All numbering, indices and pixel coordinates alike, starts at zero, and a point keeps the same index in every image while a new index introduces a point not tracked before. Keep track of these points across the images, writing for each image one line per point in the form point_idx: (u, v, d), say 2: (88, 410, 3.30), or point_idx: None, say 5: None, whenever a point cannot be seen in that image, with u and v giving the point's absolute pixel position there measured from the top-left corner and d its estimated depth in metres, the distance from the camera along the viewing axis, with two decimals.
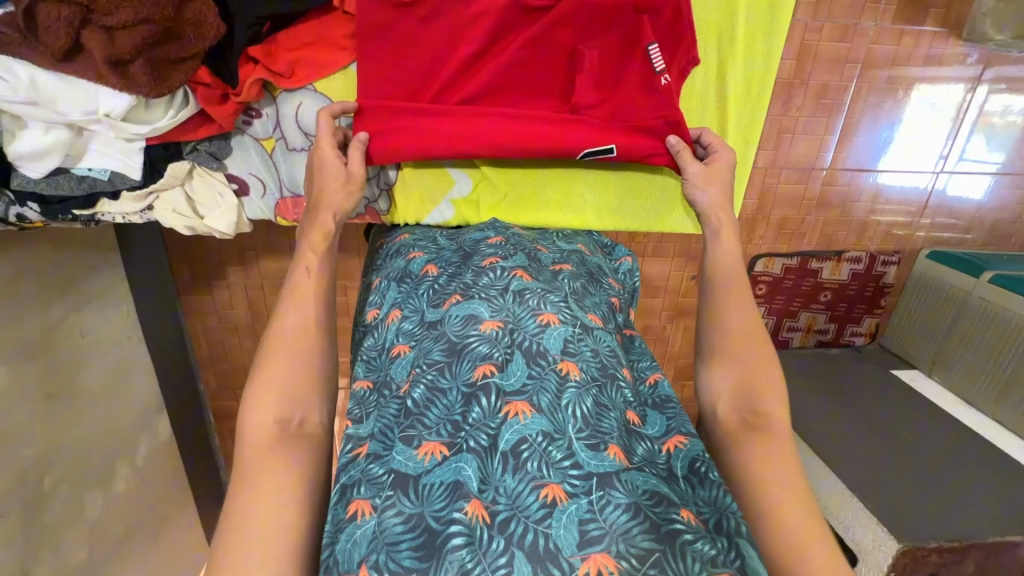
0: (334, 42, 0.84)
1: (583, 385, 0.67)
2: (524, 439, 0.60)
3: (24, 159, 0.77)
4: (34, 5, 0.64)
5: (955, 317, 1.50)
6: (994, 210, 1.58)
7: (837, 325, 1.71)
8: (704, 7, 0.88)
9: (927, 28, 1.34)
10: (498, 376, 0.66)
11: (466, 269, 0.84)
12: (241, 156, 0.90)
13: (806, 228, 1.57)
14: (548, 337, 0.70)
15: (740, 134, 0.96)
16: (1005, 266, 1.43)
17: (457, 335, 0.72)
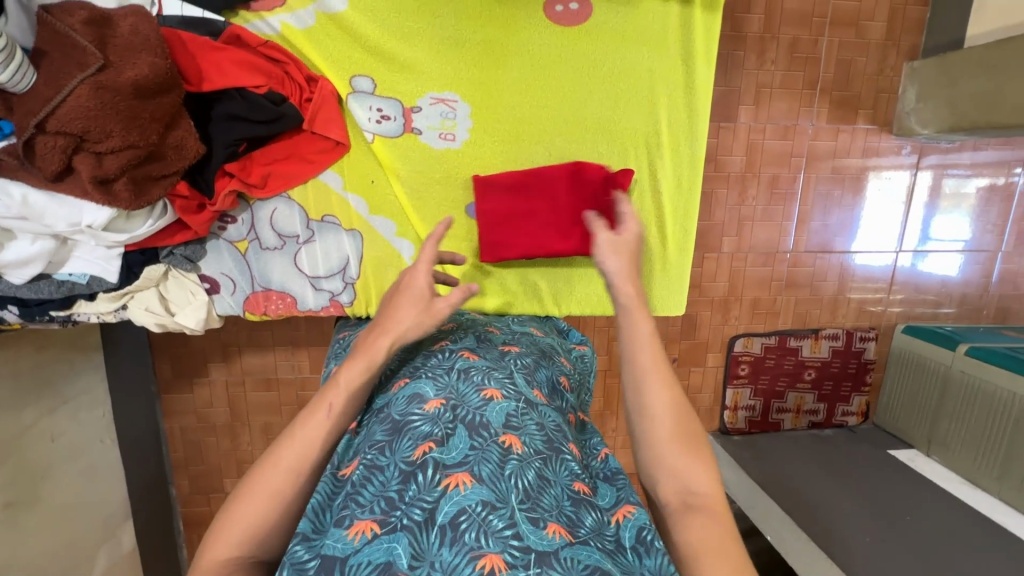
0: (304, 158, 0.95)
1: (527, 458, 0.64)
2: (463, 509, 0.57)
3: (8, 266, 0.83)
4: (34, 137, 0.73)
5: (941, 393, 1.41)
6: (959, 285, 1.56)
7: (826, 405, 1.59)
8: (631, 121, 1.00)
9: (861, 125, 1.43)
10: (438, 451, 0.63)
11: (417, 353, 0.84)
12: (215, 257, 0.97)
13: (778, 308, 1.52)
14: (490, 411, 0.68)
15: (677, 218, 1.05)
16: (981, 339, 1.38)
17: (400, 413, 0.69)
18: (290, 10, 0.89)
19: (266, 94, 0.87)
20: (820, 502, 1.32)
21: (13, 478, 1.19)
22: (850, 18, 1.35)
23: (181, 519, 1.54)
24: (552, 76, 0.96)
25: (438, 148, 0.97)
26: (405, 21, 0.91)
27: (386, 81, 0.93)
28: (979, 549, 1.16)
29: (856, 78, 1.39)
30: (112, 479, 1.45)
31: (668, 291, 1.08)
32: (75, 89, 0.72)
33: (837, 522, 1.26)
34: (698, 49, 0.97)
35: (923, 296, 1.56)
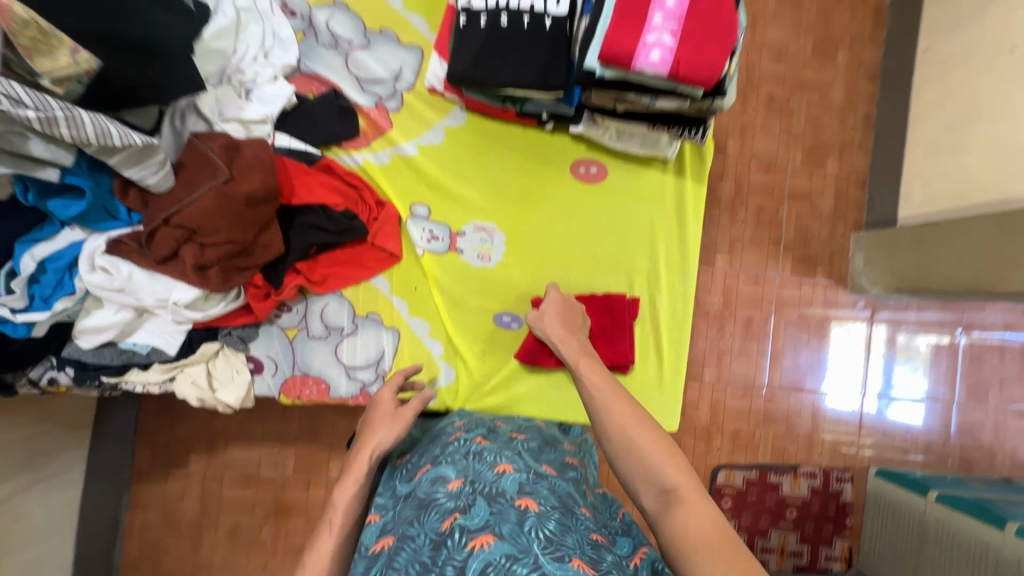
0: (361, 263, 1.11)
1: (543, 513, 0.70)
2: (489, 563, 0.61)
3: (84, 331, 0.94)
4: (157, 228, 0.89)
5: (922, 542, 1.46)
6: (922, 432, 1.72)
7: (809, 546, 1.64)
8: (636, 260, 1.21)
9: (821, 278, 1.69)
10: (463, 517, 0.69)
11: (434, 445, 0.92)
12: (265, 340, 1.08)
13: (758, 442, 1.64)
14: (504, 481, 0.75)
15: (673, 345, 1.21)
16: (949, 487, 1.48)
17: (425, 493, 0.76)
18: (372, 151, 1.12)
19: (342, 211, 1.06)
20: None
21: None
22: (804, 194, 1.69)
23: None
24: (573, 218, 1.19)
25: (475, 266, 1.15)
26: (461, 167, 1.15)
27: (439, 209, 1.14)
28: None
29: (813, 241, 1.69)
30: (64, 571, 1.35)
31: (664, 409, 1.20)
32: (201, 195, 0.89)
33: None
34: (689, 211, 1.22)
35: (890, 438, 1.70)
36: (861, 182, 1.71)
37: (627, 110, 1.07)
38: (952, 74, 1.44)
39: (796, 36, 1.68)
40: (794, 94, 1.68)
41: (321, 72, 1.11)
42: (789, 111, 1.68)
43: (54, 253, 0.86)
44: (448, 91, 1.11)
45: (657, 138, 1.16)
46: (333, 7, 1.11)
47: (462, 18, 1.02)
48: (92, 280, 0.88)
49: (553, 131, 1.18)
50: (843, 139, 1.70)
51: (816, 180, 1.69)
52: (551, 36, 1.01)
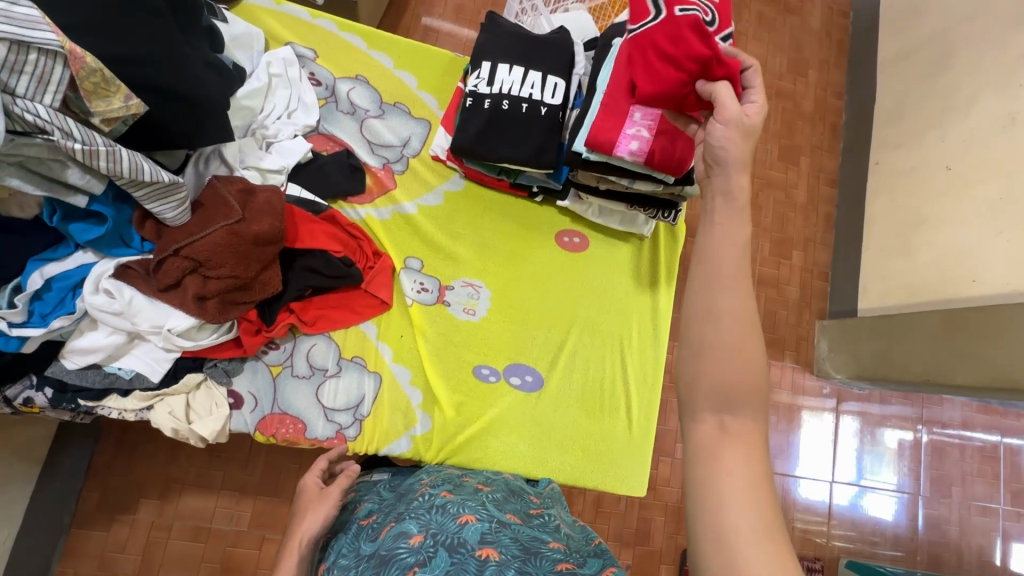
0: (352, 308, 1.16)
1: (505, 562, 0.69)
2: None
3: (73, 351, 0.96)
4: (165, 259, 0.95)
5: None
6: (890, 524, 1.74)
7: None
8: (611, 325, 1.28)
9: (788, 362, 1.78)
10: (423, 571, 0.67)
11: (400, 502, 0.91)
12: (249, 375, 1.10)
13: None
14: (466, 532, 0.74)
15: (644, 410, 1.25)
16: None
17: (387, 549, 0.75)
18: (375, 206, 1.22)
19: (341, 258, 1.13)
20: None
21: None
22: (772, 281, 1.82)
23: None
24: (555, 281, 1.28)
25: (461, 319, 1.21)
26: (455, 227, 1.24)
27: (431, 264, 1.22)
28: None
29: (780, 325, 1.80)
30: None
31: (634, 473, 1.22)
32: (213, 231, 0.96)
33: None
34: (661, 283, 1.32)
35: (859, 529, 1.72)
36: (824, 274, 1.86)
37: (608, 189, 1.19)
38: (900, 185, 1.64)
39: (764, 142, 1.89)
40: (762, 191, 1.87)
41: (336, 134, 1.23)
42: (757, 206, 1.86)
43: (63, 273, 0.91)
44: (450, 160, 1.24)
45: (634, 217, 1.29)
46: (356, 81, 1.26)
47: (469, 100, 1.17)
48: (93, 301, 0.92)
49: (542, 203, 1.30)
50: (806, 234, 1.87)
51: (783, 270, 1.84)
52: (546, 120, 1.15)
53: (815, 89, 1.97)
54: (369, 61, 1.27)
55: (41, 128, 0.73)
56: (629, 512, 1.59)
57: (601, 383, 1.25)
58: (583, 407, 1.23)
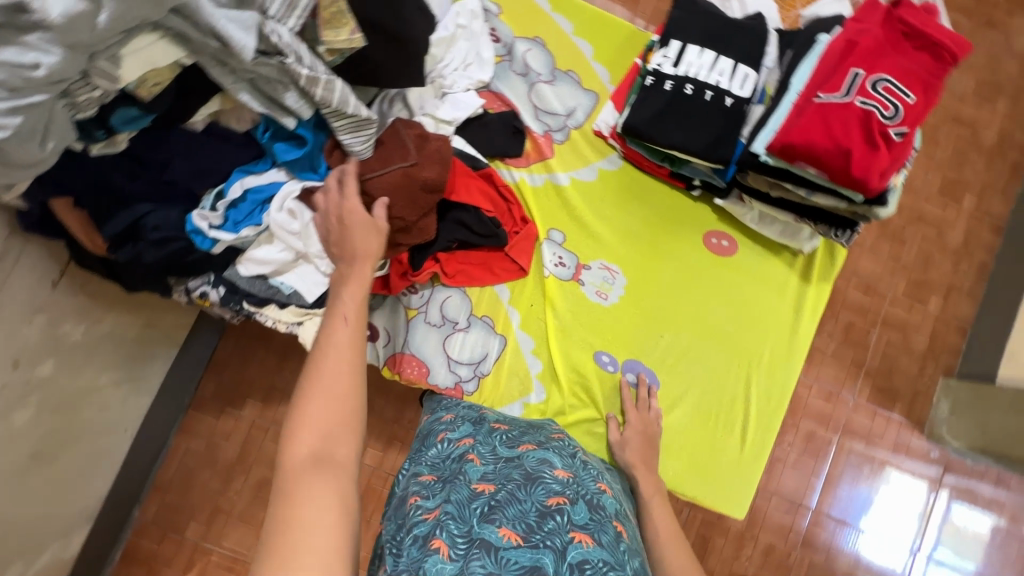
0: (491, 268, 1.18)
1: (631, 549, 0.69)
2: (588, 560, 0.61)
3: (249, 260, 1.06)
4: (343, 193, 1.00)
5: None
6: None
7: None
8: (746, 338, 1.22)
9: (896, 415, 1.63)
10: (570, 507, 0.67)
11: (537, 432, 0.91)
12: (387, 313, 1.16)
13: (791, 563, 1.56)
14: (605, 500, 0.75)
15: (759, 437, 1.20)
16: None
17: (534, 466, 0.74)
18: (529, 172, 1.21)
19: (491, 218, 1.15)
20: None
21: (63, 431, 1.17)
22: (898, 324, 1.65)
23: (121, 551, 1.54)
24: (694, 283, 1.22)
25: (592, 300, 1.20)
26: (604, 208, 1.22)
27: (573, 240, 1.21)
28: None
29: (897, 374, 1.63)
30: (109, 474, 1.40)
31: (734, 493, 1.18)
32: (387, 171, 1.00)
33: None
34: (805, 309, 1.23)
35: None
36: (961, 329, 1.66)
37: (778, 197, 1.09)
38: None
39: (926, 171, 1.68)
40: (912, 225, 1.67)
41: (503, 92, 1.22)
42: (901, 239, 1.67)
43: (257, 186, 1.00)
44: (613, 138, 1.21)
45: (797, 230, 1.19)
46: (532, 42, 1.24)
47: (649, 79, 1.12)
48: (277, 219, 1.00)
49: (696, 198, 1.24)
50: (950, 281, 1.67)
51: (914, 314, 1.65)
52: (728, 112, 1.08)
53: (1000, 120, 1.72)
54: (550, 23, 1.26)
55: (280, 50, 0.78)
56: (687, 525, 1.54)
57: (723, 395, 1.20)
58: (698, 418, 1.19)
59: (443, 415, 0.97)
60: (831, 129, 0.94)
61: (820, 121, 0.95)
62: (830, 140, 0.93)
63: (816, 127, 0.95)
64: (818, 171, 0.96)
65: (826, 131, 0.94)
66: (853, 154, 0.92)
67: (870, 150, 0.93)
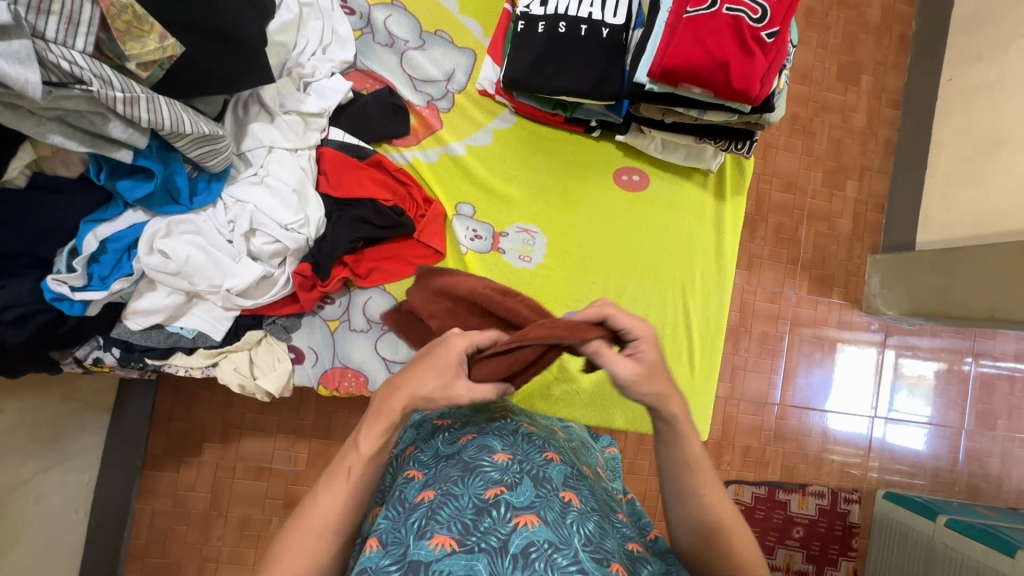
0: (406, 259, 1.11)
1: (585, 511, 0.69)
2: (533, 542, 0.61)
3: (135, 313, 0.95)
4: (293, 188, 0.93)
5: (926, 566, 1.48)
6: (932, 457, 1.73)
7: (815, 567, 1.64)
8: (672, 264, 1.22)
9: (836, 299, 1.70)
10: (509, 492, 0.66)
11: (479, 410, 0.87)
12: (307, 330, 1.08)
13: (768, 457, 1.65)
14: (551, 469, 0.72)
15: (705, 361, 1.22)
16: (957, 512, 1.50)
17: (470, 455, 0.72)
18: (421, 148, 1.14)
19: (392, 207, 1.08)
20: None
21: None
22: (823, 214, 1.70)
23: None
24: (614, 224, 1.20)
25: (516, 266, 1.16)
26: (507, 169, 1.17)
27: (484, 209, 1.16)
28: None
29: (829, 261, 1.70)
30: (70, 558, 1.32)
31: (693, 416, 1.21)
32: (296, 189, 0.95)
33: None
34: (721, 224, 1.24)
35: (898, 461, 1.72)
36: (879, 204, 1.73)
37: (674, 122, 1.08)
38: (977, 103, 1.48)
39: (822, 60, 1.70)
40: (819, 116, 1.70)
41: (374, 69, 1.13)
42: (811, 132, 1.70)
43: (115, 233, 0.88)
44: (500, 94, 1.14)
45: (701, 151, 1.19)
46: (391, 7, 1.14)
47: (521, 23, 1.06)
48: (149, 262, 0.89)
49: (599, 138, 1.20)
50: (862, 162, 1.73)
51: (835, 202, 1.71)
52: (608, 43, 1.04)
53: None
54: None
55: (77, 77, 0.67)
56: None
57: (663, 324, 1.21)
58: None
59: (384, 420, 0.95)
60: (706, 41, 0.91)
61: (694, 36, 0.92)
62: (708, 54, 0.91)
63: (692, 43, 0.92)
64: (705, 89, 0.94)
65: (702, 46, 0.91)
66: (732, 63, 0.90)
67: (748, 57, 0.91)
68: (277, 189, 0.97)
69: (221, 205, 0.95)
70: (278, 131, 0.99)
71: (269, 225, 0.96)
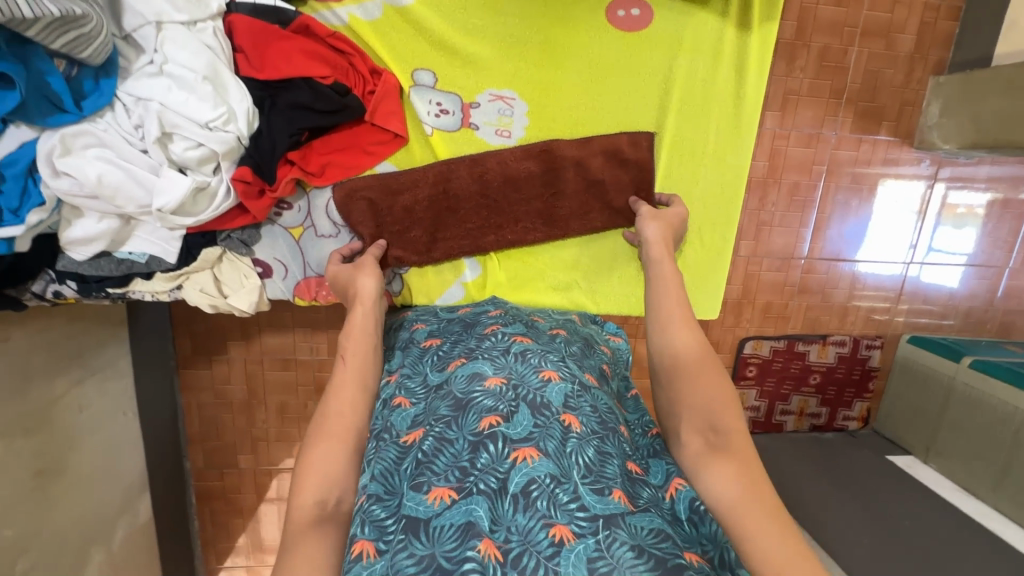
0: (362, 148, 0.95)
1: (586, 436, 0.62)
2: (533, 480, 0.55)
3: (73, 244, 0.85)
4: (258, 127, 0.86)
5: (943, 402, 1.46)
6: (966, 298, 1.60)
7: (828, 409, 1.63)
8: (679, 128, 1.02)
9: (883, 137, 1.44)
10: (505, 425, 0.61)
11: (468, 337, 0.81)
12: (269, 242, 0.99)
13: (790, 313, 1.56)
14: (549, 391, 0.65)
15: (716, 244, 1.09)
16: (985, 352, 1.42)
17: (462, 391, 0.66)
18: (358, 3, 0.90)
19: (333, 85, 0.87)
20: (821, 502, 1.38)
21: (44, 445, 1.13)
22: (880, 31, 1.36)
23: (194, 494, 1.52)
24: (610, 78, 0.98)
25: (493, 144, 0.99)
26: (470, 17, 0.92)
27: (446, 76, 0.95)
28: (972, 553, 1.22)
29: (881, 90, 1.40)
30: (132, 451, 1.41)
31: (702, 297, 1.11)
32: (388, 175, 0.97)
33: (840, 529, 1.31)
34: (742, 63, 0.99)
35: (930, 305, 1.60)
36: (954, 10, 1.36)
37: None
38: None
39: None
40: None
41: None
42: None
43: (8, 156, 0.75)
44: None
45: None
46: None
47: None
48: (60, 187, 0.77)
49: None
50: None
51: (898, 12, 1.35)
52: None
53: None
54: None
55: None
56: None
57: None
58: None
59: (380, 349, 0.90)
60: None
61: None
62: None
63: None
64: None
65: None
66: None
67: None
68: (182, 80, 0.79)
69: (120, 106, 0.80)
70: (163, 0, 0.79)
71: (186, 126, 0.80)
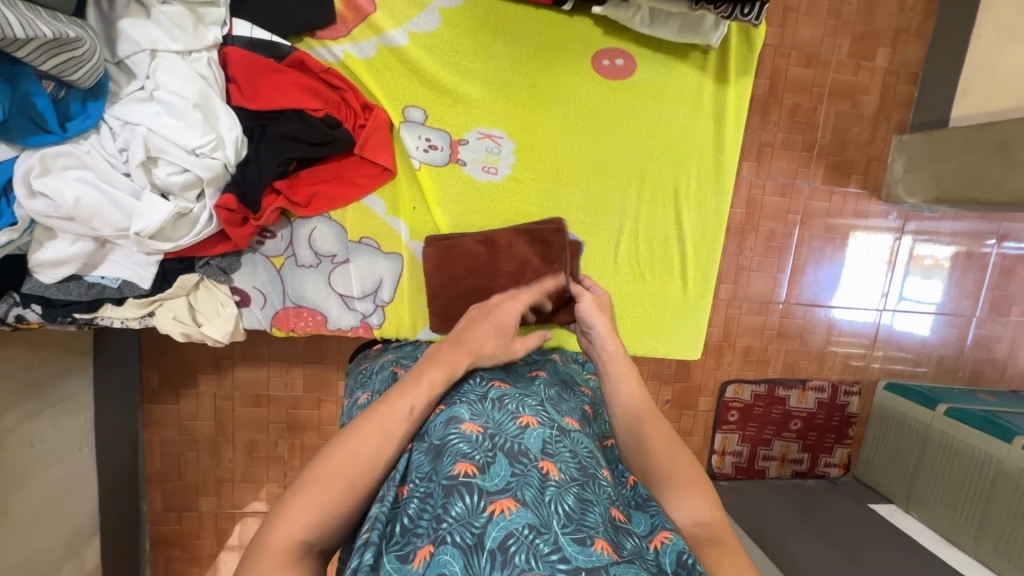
0: (350, 180, 0.96)
1: (565, 484, 0.60)
2: (512, 533, 0.53)
3: (42, 266, 0.82)
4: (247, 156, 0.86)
5: (920, 451, 1.46)
6: (937, 346, 1.64)
7: (809, 455, 1.62)
8: (661, 174, 1.05)
9: (852, 189, 1.51)
10: (480, 477, 0.58)
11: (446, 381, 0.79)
12: (249, 271, 0.97)
13: (770, 357, 1.57)
14: (527, 438, 0.64)
15: (698, 286, 1.10)
16: (955, 399, 1.45)
17: (436, 441, 0.64)
18: (353, 41, 0.92)
19: (324, 117, 0.89)
20: (807, 552, 1.35)
21: None
22: (845, 92, 1.45)
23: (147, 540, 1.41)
24: (594, 122, 1.01)
25: (480, 180, 1.00)
26: (461, 59, 0.96)
27: (436, 114, 0.97)
28: None
29: (848, 146, 1.48)
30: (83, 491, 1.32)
31: (686, 336, 1.12)
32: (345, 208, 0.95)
33: None
34: (721, 112, 1.04)
35: (903, 353, 1.63)
36: (912, 76, 1.47)
37: None
38: None
39: None
40: None
41: None
42: None
43: None
44: None
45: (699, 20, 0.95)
46: None
47: None
48: (34, 208, 0.75)
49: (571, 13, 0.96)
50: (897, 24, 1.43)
51: (861, 76, 1.44)
52: None
53: None
54: None
55: None
56: None
57: (648, 256, 1.08)
58: (630, 270, 1.08)
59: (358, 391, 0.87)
60: None
61: None
62: None
63: None
64: None
65: None
66: None
67: None
68: (171, 106, 0.80)
69: (106, 130, 0.80)
70: (159, 30, 0.80)
71: (171, 151, 0.80)
